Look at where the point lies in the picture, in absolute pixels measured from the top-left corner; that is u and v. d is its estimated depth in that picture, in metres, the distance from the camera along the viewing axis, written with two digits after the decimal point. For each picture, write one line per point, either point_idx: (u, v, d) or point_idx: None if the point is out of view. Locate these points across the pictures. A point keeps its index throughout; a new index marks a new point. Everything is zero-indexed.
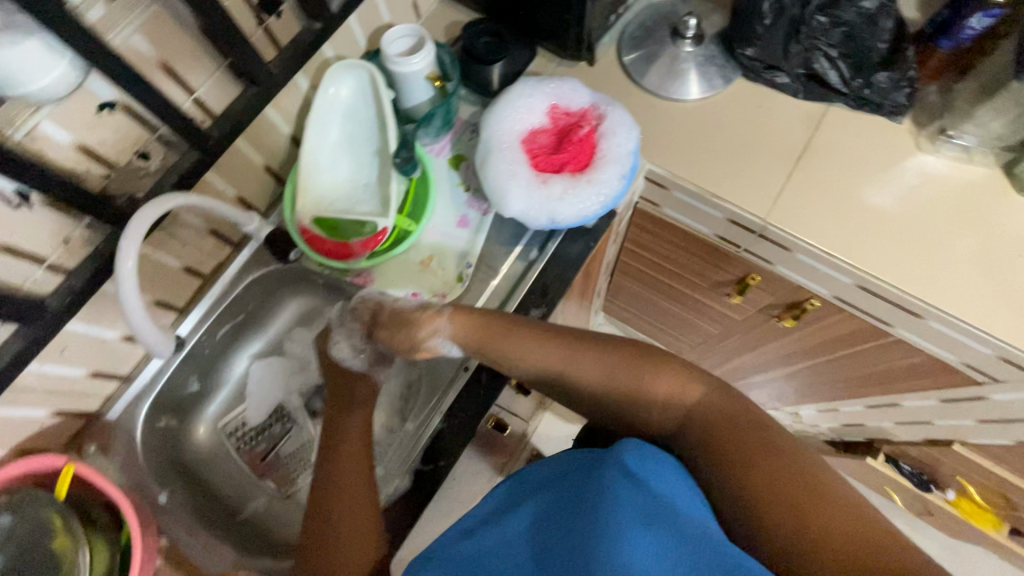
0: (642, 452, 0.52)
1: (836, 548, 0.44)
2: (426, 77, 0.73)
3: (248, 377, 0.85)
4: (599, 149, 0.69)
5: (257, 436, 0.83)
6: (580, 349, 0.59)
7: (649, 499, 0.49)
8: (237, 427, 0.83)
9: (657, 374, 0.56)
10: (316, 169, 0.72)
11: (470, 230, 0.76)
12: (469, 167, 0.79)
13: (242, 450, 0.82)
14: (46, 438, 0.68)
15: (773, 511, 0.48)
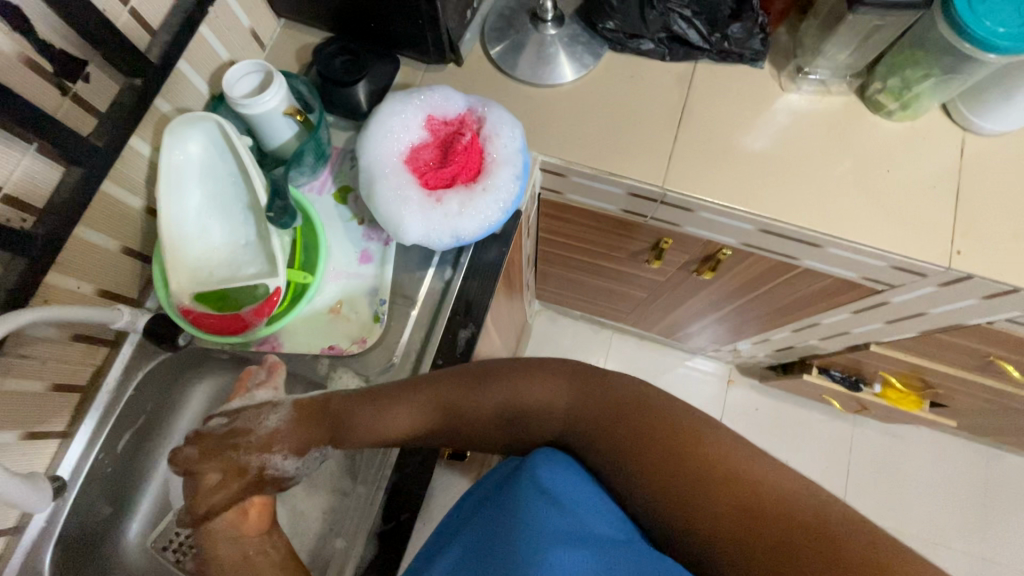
0: (549, 463, 0.58)
1: (721, 507, 0.53)
2: (286, 114, 0.66)
3: (171, 481, 0.75)
4: (487, 153, 0.66)
5: (197, 541, 0.74)
6: (440, 394, 0.62)
7: (566, 515, 0.53)
8: (171, 538, 0.73)
9: (530, 386, 0.62)
10: (182, 240, 0.64)
11: (374, 265, 0.71)
12: (357, 198, 0.73)
13: (184, 562, 0.72)
14: None
15: (663, 486, 0.55)
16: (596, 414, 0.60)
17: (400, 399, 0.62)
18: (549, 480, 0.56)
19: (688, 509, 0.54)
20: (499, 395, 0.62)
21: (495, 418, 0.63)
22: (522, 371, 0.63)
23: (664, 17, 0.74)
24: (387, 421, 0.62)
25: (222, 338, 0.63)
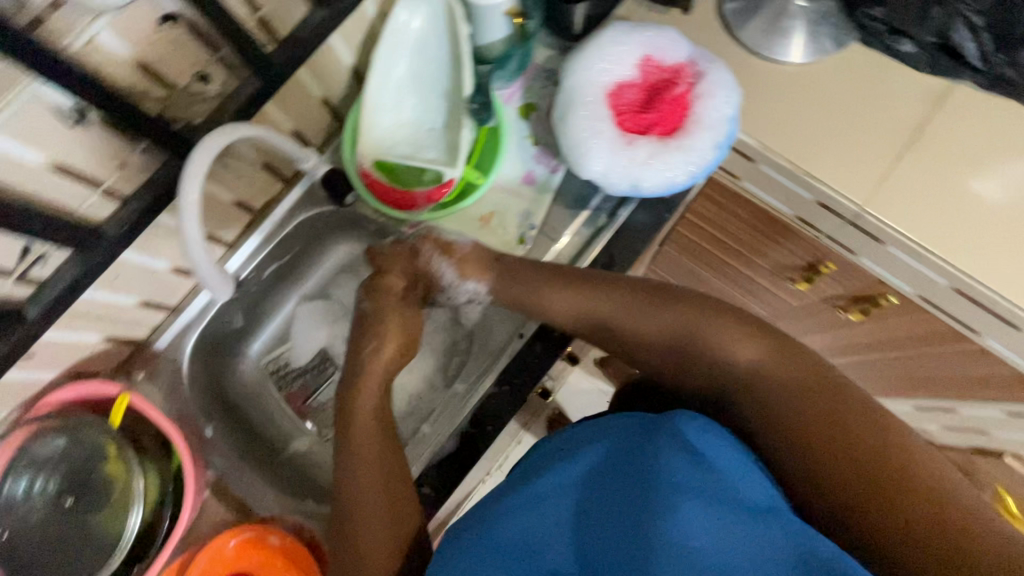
0: (696, 423, 0.44)
1: (931, 538, 0.39)
2: (506, 13, 0.64)
3: (294, 319, 0.83)
4: (693, 111, 0.62)
5: (300, 377, 0.82)
6: (617, 293, 0.56)
7: (711, 488, 0.41)
8: (280, 367, 0.82)
9: (711, 328, 0.51)
10: (380, 108, 0.66)
11: (535, 189, 0.71)
12: (539, 119, 0.73)
13: (284, 390, 0.81)
14: (97, 362, 0.68)
15: (853, 493, 0.43)
16: (788, 379, 0.47)
17: (564, 289, 0.58)
18: (696, 444, 0.43)
19: (882, 533, 0.41)
20: (676, 323, 0.53)
21: (660, 349, 0.54)
22: (700, 306, 0.53)
23: (946, 19, 0.62)
24: (546, 305, 0.59)
25: (389, 210, 0.68)
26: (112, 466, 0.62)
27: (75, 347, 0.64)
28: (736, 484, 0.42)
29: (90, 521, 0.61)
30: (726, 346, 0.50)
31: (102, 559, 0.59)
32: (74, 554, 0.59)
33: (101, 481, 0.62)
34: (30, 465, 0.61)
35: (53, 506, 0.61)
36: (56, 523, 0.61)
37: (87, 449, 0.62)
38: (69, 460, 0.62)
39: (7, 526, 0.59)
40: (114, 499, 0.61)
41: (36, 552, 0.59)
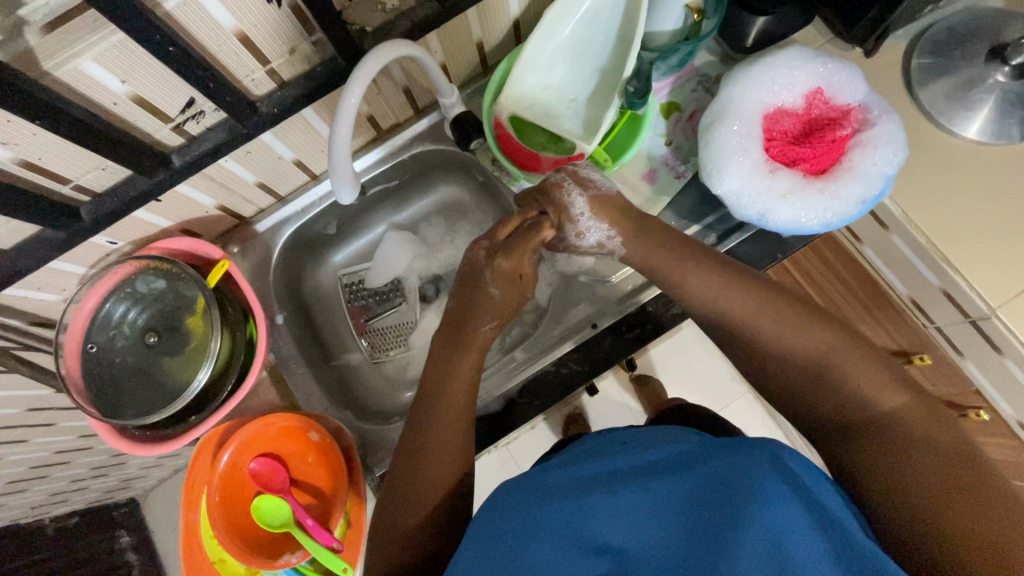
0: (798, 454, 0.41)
1: None
2: (684, 6, 0.64)
3: (380, 242, 0.86)
4: (848, 159, 0.59)
5: (370, 298, 0.85)
6: (759, 294, 0.51)
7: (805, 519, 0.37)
8: (355, 282, 0.85)
9: (852, 358, 0.46)
10: (532, 65, 0.65)
11: (653, 189, 0.70)
12: (678, 122, 0.71)
13: (351, 303, 0.84)
14: (204, 225, 0.72)
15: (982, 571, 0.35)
16: (936, 447, 0.40)
17: (700, 269, 0.53)
18: (797, 467, 0.40)
19: None
20: (816, 343, 0.47)
21: (789, 367, 0.48)
22: (851, 340, 0.47)
23: None
24: (679, 279, 0.54)
25: (510, 167, 0.68)
26: (195, 319, 0.65)
27: (193, 206, 0.68)
28: (826, 504, 0.39)
29: (163, 362, 0.65)
30: (863, 387, 0.44)
31: (166, 397, 0.63)
32: (144, 386, 0.64)
33: (182, 329, 0.65)
34: (127, 297, 0.65)
35: (138, 339, 0.65)
36: (136, 355, 0.65)
37: (179, 297, 0.66)
38: (162, 300, 0.66)
39: (94, 344, 0.64)
40: (188, 348, 0.65)
41: (113, 375, 0.64)
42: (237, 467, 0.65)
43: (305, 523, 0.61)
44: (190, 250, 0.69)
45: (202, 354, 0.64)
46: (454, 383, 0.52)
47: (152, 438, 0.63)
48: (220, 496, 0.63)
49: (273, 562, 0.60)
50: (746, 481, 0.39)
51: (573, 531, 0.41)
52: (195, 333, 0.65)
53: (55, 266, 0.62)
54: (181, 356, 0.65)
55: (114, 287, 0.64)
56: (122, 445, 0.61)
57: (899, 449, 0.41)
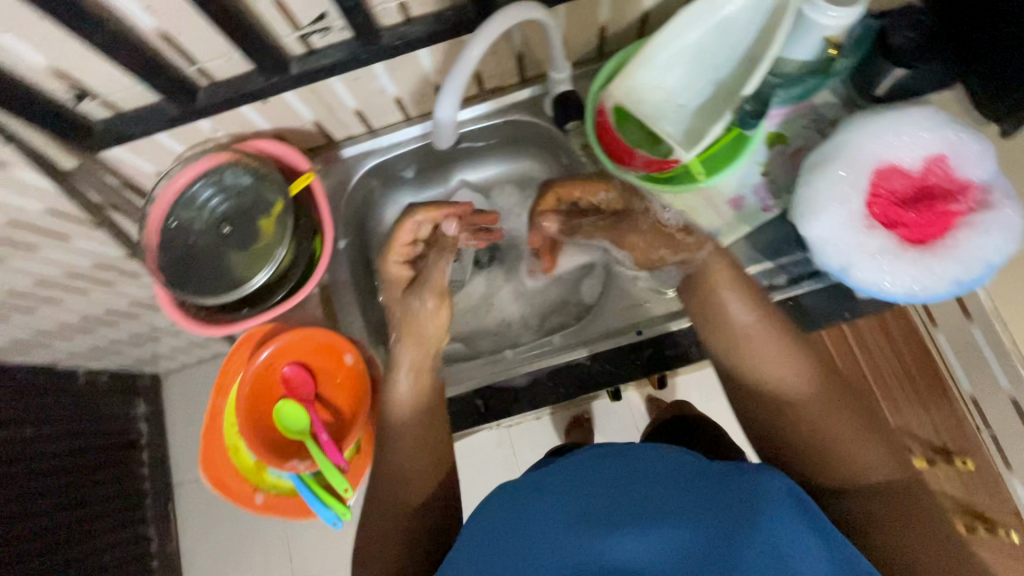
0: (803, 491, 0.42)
1: None
2: (824, 38, 0.60)
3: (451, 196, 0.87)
4: (955, 236, 0.56)
5: None
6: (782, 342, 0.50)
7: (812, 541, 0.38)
8: None
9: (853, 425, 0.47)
10: (652, 62, 0.64)
11: (736, 214, 0.69)
12: (781, 154, 0.69)
13: None
14: (298, 137, 0.75)
15: None
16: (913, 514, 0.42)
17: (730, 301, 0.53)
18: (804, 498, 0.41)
19: None
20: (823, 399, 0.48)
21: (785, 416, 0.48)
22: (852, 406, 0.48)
23: None
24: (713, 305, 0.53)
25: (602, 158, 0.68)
26: (269, 221, 0.68)
27: (293, 116, 0.71)
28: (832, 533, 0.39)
29: (229, 253, 0.67)
30: (860, 459, 0.45)
31: (223, 286, 0.65)
32: (206, 271, 0.66)
33: (254, 227, 0.67)
34: (213, 185, 0.68)
35: (212, 226, 0.68)
36: (207, 240, 0.68)
37: (260, 197, 0.68)
38: (243, 196, 0.68)
39: (175, 220, 0.67)
40: (255, 246, 0.67)
41: (182, 253, 0.67)
42: (270, 369, 0.67)
43: (320, 437, 0.64)
44: (279, 156, 0.71)
45: (267, 256, 0.66)
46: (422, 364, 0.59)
47: (203, 320, 0.66)
48: (249, 390, 0.65)
49: (283, 463, 0.63)
50: (746, 510, 0.39)
51: (565, 541, 0.40)
52: (265, 234, 0.67)
53: (159, 138, 0.65)
54: (247, 252, 0.67)
55: (205, 172, 0.67)
56: (177, 317, 0.64)
57: (889, 512, 0.43)
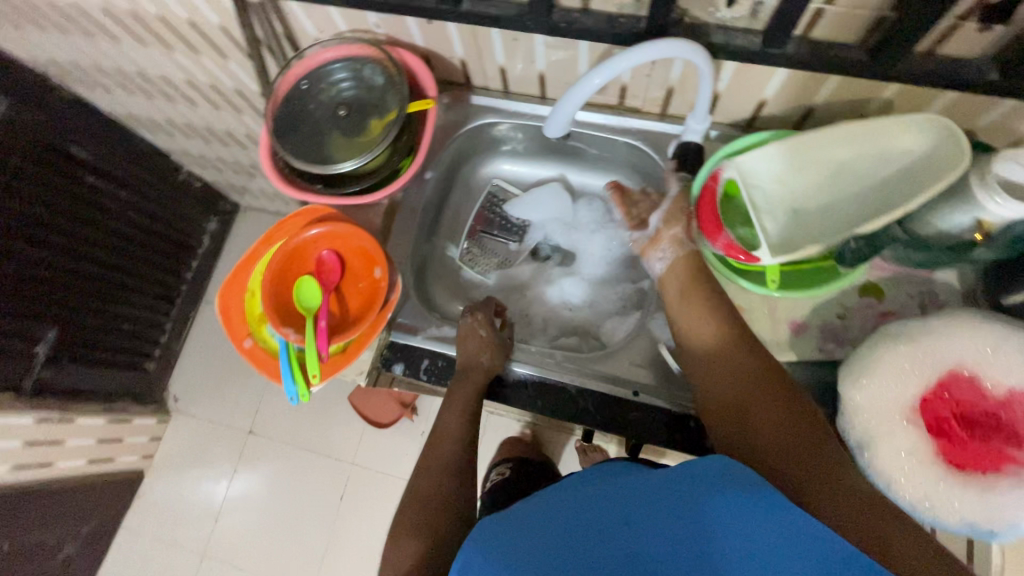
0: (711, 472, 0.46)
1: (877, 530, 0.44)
2: (977, 220, 0.52)
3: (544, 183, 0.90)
4: (997, 478, 0.49)
5: (498, 216, 0.88)
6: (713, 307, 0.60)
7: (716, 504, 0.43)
8: (498, 196, 0.88)
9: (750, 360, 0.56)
10: (789, 156, 0.62)
11: (790, 338, 0.65)
12: (867, 305, 0.65)
13: (482, 207, 0.87)
14: (440, 64, 0.79)
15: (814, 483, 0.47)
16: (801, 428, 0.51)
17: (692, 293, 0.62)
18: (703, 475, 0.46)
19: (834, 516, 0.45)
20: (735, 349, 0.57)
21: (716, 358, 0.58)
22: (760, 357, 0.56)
23: None
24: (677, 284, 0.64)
25: (689, 218, 0.66)
26: (378, 123, 0.71)
27: (446, 45, 0.74)
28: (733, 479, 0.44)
29: (333, 132, 0.71)
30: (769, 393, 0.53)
31: (312, 156, 0.70)
32: (307, 137, 0.71)
33: (364, 122, 0.72)
34: (352, 70, 0.73)
35: (333, 103, 0.73)
36: (322, 113, 0.73)
37: (382, 98, 0.72)
38: (369, 91, 0.73)
39: (306, 84, 0.73)
40: (355, 139, 0.71)
41: (297, 113, 0.73)
42: (315, 245, 0.72)
43: (320, 322, 0.67)
44: (417, 75, 0.75)
45: (360, 151, 0.70)
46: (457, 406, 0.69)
47: (283, 176, 0.71)
48: (288, 250, 0.70)
49: (278, 325, 0.66)
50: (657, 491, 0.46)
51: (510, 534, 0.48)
52: (368, 132, 0.71)
53: (330, 10, 0.71)
54: (347, 139, 0.71)
55: (351, 57, 0.72)
56: (267, 165, 0.71)
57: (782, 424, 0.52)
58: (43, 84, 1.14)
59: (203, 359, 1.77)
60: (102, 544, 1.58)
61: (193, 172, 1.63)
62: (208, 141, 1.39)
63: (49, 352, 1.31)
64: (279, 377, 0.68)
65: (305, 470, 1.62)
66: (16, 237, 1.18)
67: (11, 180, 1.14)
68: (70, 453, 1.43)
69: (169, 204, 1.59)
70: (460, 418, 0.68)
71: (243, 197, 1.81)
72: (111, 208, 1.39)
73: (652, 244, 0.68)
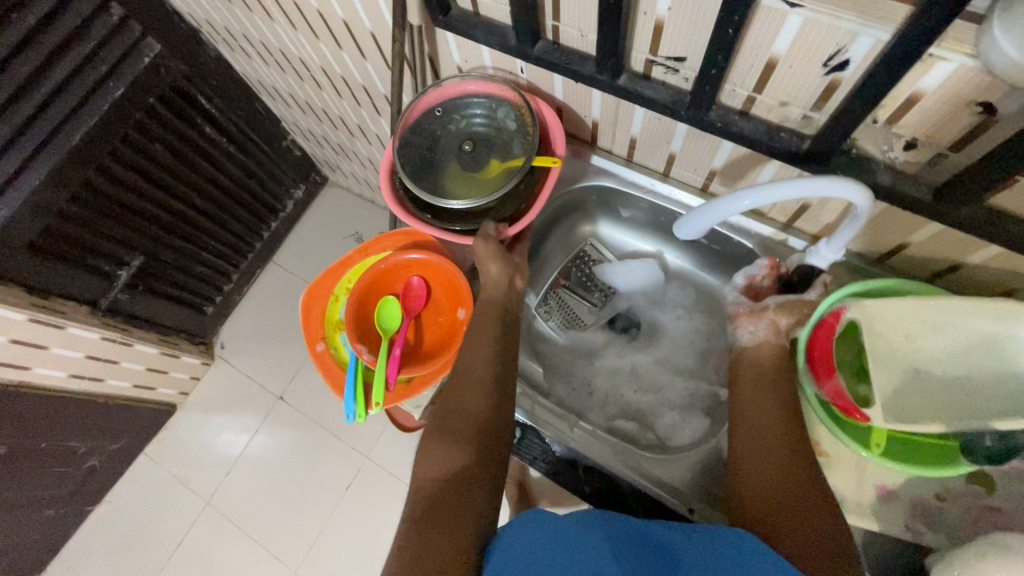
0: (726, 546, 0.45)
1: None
2: None
3: (638, 255, 0.87)
4: None
5: (584, 277, 0.87)
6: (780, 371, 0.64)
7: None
8: (590, 257, 0.87)
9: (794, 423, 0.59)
10: (926, 314, 0.56)
11: (872, 502, 0.60)
12: (970, 493, 0.59)
13: (571, 264, 0.87)
14: (571, 119, 0.78)
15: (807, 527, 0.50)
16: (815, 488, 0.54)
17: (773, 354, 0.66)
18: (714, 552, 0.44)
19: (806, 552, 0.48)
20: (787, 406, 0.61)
21: (766, 409, 0.61)
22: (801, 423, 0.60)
23: None
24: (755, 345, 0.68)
25: (800, 348, 0.63)
26: (500, 165, 0.71)
27: (584, 105, 0.74)
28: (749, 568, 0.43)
29: (454, 163, 0.72)
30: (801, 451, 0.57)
31: (428, 183, 0.70)
32: (428, 163, 0.72)
33: (485, 160, 0.71)
34: (488, 108, 0.73)
35: (461, 135, 0.73)
36: (448, 143, 0.73)
37: (510, 143, 0.72)
38: (499, 132, 0.73)
39: (440, 111, 0.74)
40: (473, 175, 0.71)
41: (425, 138, 0.73)
42: (408, 269, 0.72)
43: (395, 349, 0.67)
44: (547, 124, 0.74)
45: (475, 189, 0.70)
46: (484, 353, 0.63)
47: (396, 196, 0.72)
48: (379, 269, 0.70)
49: (353, 339, 0.66)
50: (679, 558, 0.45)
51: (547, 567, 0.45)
52: (489, 173, 0.71)
53: (484, 48, 0.72)
54: (466, 173, 0.71)
55: (491, 96, 0.72)
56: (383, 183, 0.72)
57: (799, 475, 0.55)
58: (193, 37, 1.21)
59: (256, 315, 1.84)
60: (122, 463, 1.64)
61: (296, 141, 1.72)
62: (320, 119, 1.45)
63: (129, 278, 1.37)
64: (341, 389, 0.69)
65: (321, 449, 1.64)
66: (133, 169, 1.24)
67: (147, 119, 1.20)
68: (120, 373, 1.49)
69: (268, 166, 1.67)
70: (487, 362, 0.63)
71: (333, 173, 1.88)
72: (219, 159, 1.46)
73: (751, 314, 0.69)
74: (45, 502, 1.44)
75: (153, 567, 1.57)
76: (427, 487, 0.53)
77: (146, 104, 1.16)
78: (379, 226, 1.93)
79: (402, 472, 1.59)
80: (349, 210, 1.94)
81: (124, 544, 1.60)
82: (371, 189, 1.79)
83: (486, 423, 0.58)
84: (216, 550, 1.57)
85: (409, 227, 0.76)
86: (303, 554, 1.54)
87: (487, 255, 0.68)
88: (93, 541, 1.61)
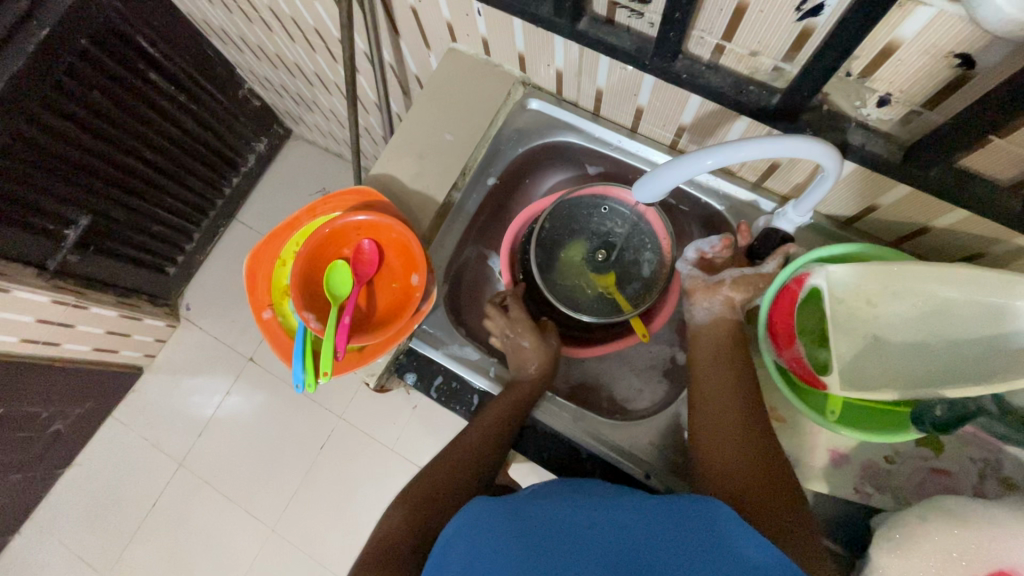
0: (670, 510, 0.46)
1: (793, 539, 0.46)
2: None
3: None
4: None
5: None
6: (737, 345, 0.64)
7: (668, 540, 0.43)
8: None
9: (750, 392, 0.59)
10: (885, 280, 0.55)
11: (822, 464, 0.61)
12: (916, 456, 0.60)
13: None
14: (534, 68, 0.73)
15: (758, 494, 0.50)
16: (767, 455, 0.54)
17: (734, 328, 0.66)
18: (654, 518, 0.45)
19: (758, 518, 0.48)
20: (741, 376, 0.60)
21: (723, 381, 0.61)
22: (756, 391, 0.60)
23: None
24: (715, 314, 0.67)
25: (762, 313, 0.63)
26: (610, 285, 0.77)
27: (546, 52, 0.68)
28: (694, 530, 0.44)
29: (580, 260, 0.78)
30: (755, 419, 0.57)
31: (550, 264, 0.76)
32: (557, 245, 0.77)
33: (604, 269, 0.77)
34: (639, 236, 0.76)
35: (602, 239, 0.77)
36: (584, 239, 0.77)
37: (633, 275, 0.77)
38: (632, 247, 0.76)
39: (605, 206, 0.76)
40: (586, 274, 0.77)
41: (575, 221, 0.77)
42: (358, 232, 0.68)
43: (344, 317, 0.64)
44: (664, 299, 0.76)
45: (583, 301, 0.76)
46: (475, 437, 0.63)
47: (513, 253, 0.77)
48: (330, 231, 0.66)
49: (302, 306, 0.63)
50: (620, 527, 0.45)
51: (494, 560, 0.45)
52: (601, 287, 0.77)
53: None
54: (585, 278, 0.77)
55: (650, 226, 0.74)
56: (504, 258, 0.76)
57: (751, 444, 0.55)
58: None
59: (221, 276, 1.77)
60: (91, 426, 1.62)
61: (253, 90, 1.60)
62: (275, 66, 1.35)
63: (79, 238, 1.30)
64: (290, 356, 0.66)
65: (294, 411, 1.63)
66: (69, 120, 1.14)
67: (81, 65, 1.09)
68: (77, 338, 1.44)
69: (224, 118, 1.57)
70: (479, 441, 0.63)
71: (296, 125, 1.78)
72: (168, 110, 1.36)
73: (705, 290, 0.67)
74: (10, 467, 1.42)
75: (129, 526, 1.58)
76: (384, 538, 0.55)
77: (77, 46, 1.06)
78: (347, 182, 1.85)
79: (376, 432, 1.59)
80: (315, 165, 1.85)
81: (98, 505, 1.60)
82: (336, 142, 1.70)
83: (454, 489, 0.59)
84: (191, 510, 1.57)
85: (363, 186, 0.71)
86: (278, 512, 1.55)
87: (531, 355, 0.69)
88: (67, 501, 1.60)
